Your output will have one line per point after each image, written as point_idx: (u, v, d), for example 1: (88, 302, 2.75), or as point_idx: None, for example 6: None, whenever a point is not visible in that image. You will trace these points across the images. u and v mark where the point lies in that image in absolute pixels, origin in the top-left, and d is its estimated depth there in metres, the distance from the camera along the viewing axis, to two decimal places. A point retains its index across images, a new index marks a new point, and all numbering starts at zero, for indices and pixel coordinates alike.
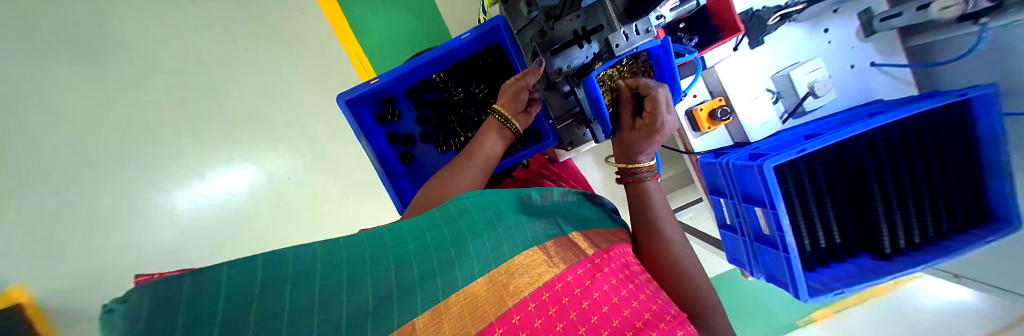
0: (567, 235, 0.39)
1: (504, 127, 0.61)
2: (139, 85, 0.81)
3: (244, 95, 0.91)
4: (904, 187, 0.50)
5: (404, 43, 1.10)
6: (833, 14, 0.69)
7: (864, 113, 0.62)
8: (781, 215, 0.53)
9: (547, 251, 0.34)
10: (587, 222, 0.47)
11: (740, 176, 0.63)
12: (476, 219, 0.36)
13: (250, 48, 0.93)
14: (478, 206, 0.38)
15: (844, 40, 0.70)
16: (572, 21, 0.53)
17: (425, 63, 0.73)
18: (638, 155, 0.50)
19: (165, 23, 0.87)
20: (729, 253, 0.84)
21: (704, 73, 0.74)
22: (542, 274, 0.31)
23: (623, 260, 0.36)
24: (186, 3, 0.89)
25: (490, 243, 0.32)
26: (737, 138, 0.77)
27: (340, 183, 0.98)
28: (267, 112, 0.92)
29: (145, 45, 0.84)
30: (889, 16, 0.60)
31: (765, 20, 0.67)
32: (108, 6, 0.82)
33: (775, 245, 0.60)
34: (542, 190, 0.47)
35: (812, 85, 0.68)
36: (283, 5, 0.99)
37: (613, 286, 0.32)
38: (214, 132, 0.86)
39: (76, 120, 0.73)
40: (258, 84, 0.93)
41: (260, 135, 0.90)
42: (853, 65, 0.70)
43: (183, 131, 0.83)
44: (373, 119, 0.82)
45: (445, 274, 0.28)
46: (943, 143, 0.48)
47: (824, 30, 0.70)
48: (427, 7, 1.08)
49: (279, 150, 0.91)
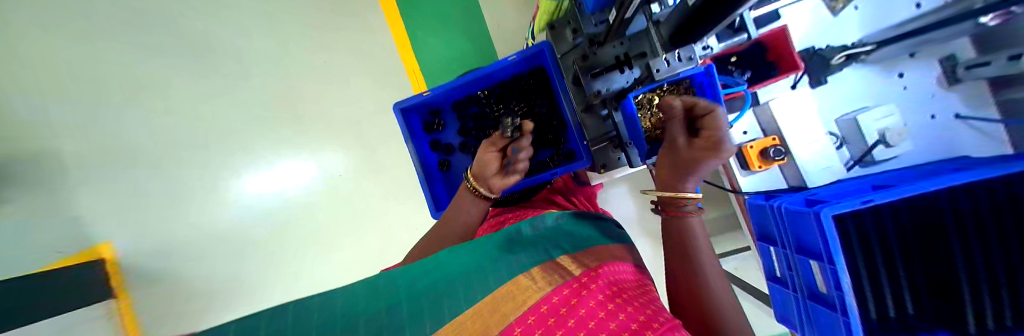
0: (554, 260, 0.38)
1: (475, 195, 0.60)
2: (232, 82, 0.95)
3: (313, 98, 1.03)
4: None
5: (457, 62, 1.17)
6: (909, 57, 0.63)
7: (948, 167, 0.56)
8: (838, 273, 0.50)
9: (532, 276, 0.33)
10: (580, 242, 0.45)
11: (795, 223, 0.59)
12: (464, 264, 0.36)
13: (322, 58, 1.06)
14: (470, 255, 0.39)
15: (924, 87, 0.63)
16: (615, 48, 0.56)
17: (473, 81, 0.78)
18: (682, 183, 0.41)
19: (261, 32, 1.02)
20: (777, 311, 0.75)
21: (755, 109, 0.72)
22: (529, 297, 0.29)
23: (611, 276, 0.35)
24: (279, 17, 1.04)
25: (484, 277, 0.32)
26: (793, 182, 0.72)
27: (384, 185, 1.05)
28: (331, 115, 1.03)
29: (242, 49, 0.99)
30: (976, 64, 0.54)
31: (830, 59, 0.66)
32: (220, 17, 0.98)
33: (832, 306, 0.54)
34: (529, 222, 0.51)
35: (884, 132, 0.64)
36: (356, 22, 1.11)
37: (598, 301, 0.29)
38: (285, 128, 0.98)
39: (188, 111, 0.89)
40: (325, 90, 1.04)
41: (322, 135, 1.01)
42: (932, 115, 0.62)
43: (262, 126, 0.96)
44: (421, 128, 0.88)
45: (465, 295, 0.29)
46: None
47: (898, 74, 0.65)
48: (482, 31, 1.15)
49: (335, 149, 1.01)
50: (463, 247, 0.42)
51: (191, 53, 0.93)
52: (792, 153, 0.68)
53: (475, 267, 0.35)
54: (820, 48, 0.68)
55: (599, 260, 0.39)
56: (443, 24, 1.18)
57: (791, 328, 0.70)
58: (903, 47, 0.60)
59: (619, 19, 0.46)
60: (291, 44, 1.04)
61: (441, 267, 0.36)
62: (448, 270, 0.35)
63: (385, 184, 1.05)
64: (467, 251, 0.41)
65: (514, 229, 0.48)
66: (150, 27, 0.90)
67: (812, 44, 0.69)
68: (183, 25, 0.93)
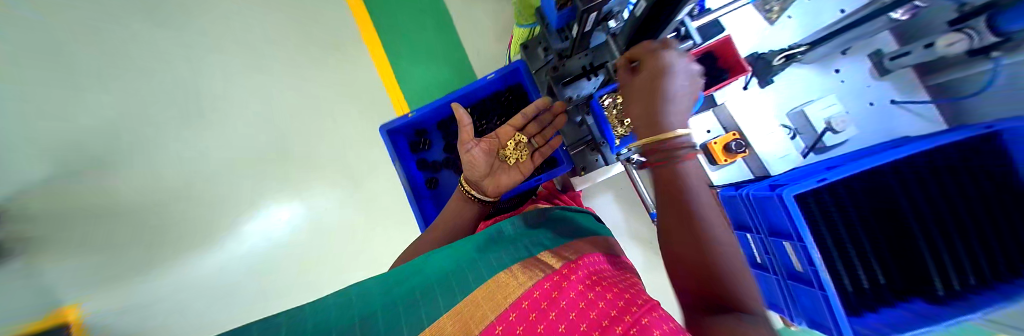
0: (531, 258, 0.37)
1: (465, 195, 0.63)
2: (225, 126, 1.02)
3: (297, 134, 1.05)
4: (944, 215, 0.46)
5: (438, 87, 1.17)
6: (842, 55, 0.72)
7: (877, 147, 0.63)
8: (813, 248, 0.50)
9: (508, 277, 0.32)
10: (557, 239, 0.45)
11: (764, 207, 0.62)
12: (432, 274, 0.35)
13: (305, 95, 1.09)
14: (441, 265, 0.37)
15: (857, 79, 0.71)
16: (581, 59, 0.60)
17: (456, 100, 0.84)
18: (662, 117, 0.36)
19: (248, 76, 1.07)
20: (765, 297, 0.76)
21: (715, 108, 0.78)
22: (511, 294, 0.28)
23: (590, 268, 0.35)
24: (263, 61, 1.09)
25: (453, 285, 0.31)
26: (758, 173, 0.77)
27: (368, 216, 1.01)
28: (315, 148, 1.05)
29: (233, 94, 1.05)
30: (896, 55, 0.61)
31: (770, 61, 0.72)
32: (216, 67, 1.06)
33: (811, 283, 0.56)
34: (510, 221, 0.52)
35: (829, 121, 0.69)
36: (337, 57, 1.13)
37: (579, 292, 0.29)
38: (271, 167, 1.00)
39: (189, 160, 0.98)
40: (307, 125, 1.06)
41: (306, 170, 1.02)
42: (872, 102, 0.70)
43: (249, 166, 0.99)
44: (407, 147, 0.91)
45: (445, 298, 0.29)
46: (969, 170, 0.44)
47: (834, 70, 0.73)
48: (464, 57, 1.17)
49: (318, 183, 1.01)
50: (442, 250, 0.42)
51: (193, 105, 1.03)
52: (751, 146, 0.75)
53: (454, 271, 0.35)
54: (763, 54, 0.74)
55: (577, 252, 0.39)
56: (425, 53, 1.17)
57: (778, 313, 0.70)
58: (833, 46, 0.67)
59: (580, 33, 0.52)
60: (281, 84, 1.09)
61: (417, 274, 0.35)
62: (426, 275, 0.35)
63: (371, 213, 1.02)
64: (446, 254, 0.40)
65: (495, 229, 0.49)
66: (162, 87, 1.03)
67: (756, 50, 0.77)
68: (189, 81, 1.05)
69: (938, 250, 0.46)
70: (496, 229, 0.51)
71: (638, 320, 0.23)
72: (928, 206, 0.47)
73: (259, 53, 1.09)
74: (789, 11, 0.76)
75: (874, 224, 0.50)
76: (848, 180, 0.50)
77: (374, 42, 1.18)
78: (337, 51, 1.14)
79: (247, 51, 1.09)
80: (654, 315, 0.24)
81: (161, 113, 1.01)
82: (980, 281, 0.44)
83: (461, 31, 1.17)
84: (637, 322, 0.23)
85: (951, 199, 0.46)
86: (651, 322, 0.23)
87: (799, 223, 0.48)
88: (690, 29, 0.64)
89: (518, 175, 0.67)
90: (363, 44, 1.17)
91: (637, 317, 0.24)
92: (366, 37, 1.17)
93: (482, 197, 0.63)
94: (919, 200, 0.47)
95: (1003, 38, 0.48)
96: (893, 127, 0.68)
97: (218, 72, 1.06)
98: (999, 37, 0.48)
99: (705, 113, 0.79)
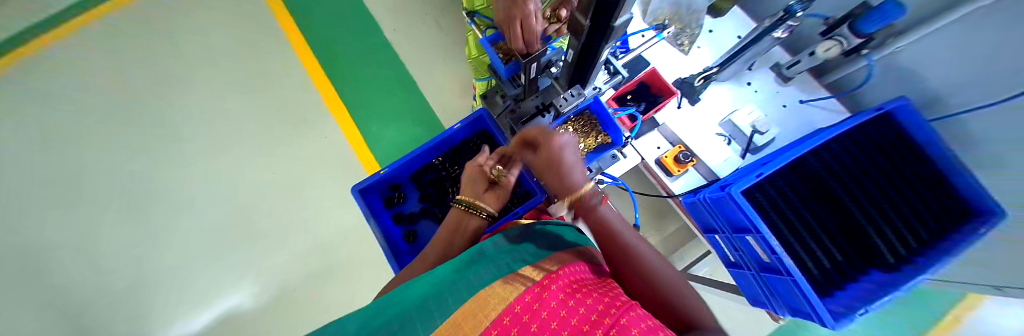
0: (516, 272, 0.33)
1: (469, 213, 0.56)
2: (216, 219, 1.11)
3: (278, 215, 1.13)
4: (869, 190, 0.54)
5: (408, 144, 1.23)
6: (749, 71, 0.79)
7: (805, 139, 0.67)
8: (771, 237, 0.53)
9: (487, 296, 0.27)
10: (542, 252, 0.40)
11: (719, 207, 0.64)
12: (400, 309, 0.29)
13: (281, 174, 1.16)
14: (410, 299, 0.31)
15: (767, 87, 0.78)
16: (533, 101, 0.70)
17: (427, 151, 0.87)
18: (569, 186, 0.43)
19: (230, 166, 1.17)
20: (748, 295, 0.75)
21: (659, 128, 0.84)
22: (489, 312, 0.24)
23: (572, 277, 0.31)
24: (245, 150, 1.19)
25: (421, 316, 0.26)
26: (710, 178, 0.79)
27: (355, 278, 1.07)
28: (296, 226, 1.12)
29: (219, 187, 1.15)
30: (792, 64, 0.70)
31: (693, 83, 0.78)
32: (206, 164, 1.18)
33: (778, 271, 0.55)
34: (493, 240, 0.48)
35: (752, 124, 0.73)
36: (311, 133, 1.22)
37: (559, 300, 0.25)
38: (257, 252, 1.08)
39: (185, 258, 1.08)
40: (287, 203, 1.14)
41: (288, 249, 1.09)
42: (784, 104, 0.76)
43: (237, 255, 1.08)
44: (380, 203, 0.91)
45: (423, 324, 0.24)
46: (890, 150, 0.55)
47: (746, 83, 0.80)
48: (430, 113, 1.26)
49: (298, 262, 1.08)
50: (420, 278, 0.38)
51: (187, 204, 1.14)
52: (697, 154, 0.78)
53: (431, 296, 0.30)
54: (686, 78, 0.81)
55: (559, 263, 0.35)
56: (393, 117, 1.26)
57: (764, 309, 0.68)
58: (740, 62, 0.71)
59: (528, 79, 0.61)
60: (263, 165, 1.17)
61: (390, 306, 0.31)
62: (398, 307, 0.30)
63: (358, 275, 1.07)
64: (425, 280, 0.36)
65: (475, 249, 0.44)
66: (163, 193, 1.16)
67: (680, 77, 0.85)
68: (185, 183, 1.16)
69: (876, 221, 0.53)
70: (479, 249, 0.46)
71: (616, 320, 0.20)
72: (853, 183, 0.55)
73: (239, 142, 1.20)
74: (698, 43, 0.86)
75: (817, 207, 0.56)
76: (785, 172, 0.59)
77: (342, 111, 1.26)
78: (311, 126, 1.23)
79: (229, 143, 1.20)
80: (634, 314, 0.22)
81: (160, 215, 1.13)
82: (919, 244, 0.49)
83: (425, 91, 1.29)
84: (615, 322, 0.20)
85: (868, 174, 0.55)
86: (630, 320, 0.20)
87: (752, 216, 0.52)
88: (617, 66, 0.76)
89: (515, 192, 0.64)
90: (332, 115, 1.25)
91: (615, 318, 0.21)
92: (335, 111, 1.26)
93: (487, 211, 0.57)
94: (844, 180, 0.56)
95: (864, 38, 0.55)
96: (814, 121, 0.74)
97: (206, 168, 1.17)
98: (863, 39, 0.55)
99: (652, 133, 0.83)
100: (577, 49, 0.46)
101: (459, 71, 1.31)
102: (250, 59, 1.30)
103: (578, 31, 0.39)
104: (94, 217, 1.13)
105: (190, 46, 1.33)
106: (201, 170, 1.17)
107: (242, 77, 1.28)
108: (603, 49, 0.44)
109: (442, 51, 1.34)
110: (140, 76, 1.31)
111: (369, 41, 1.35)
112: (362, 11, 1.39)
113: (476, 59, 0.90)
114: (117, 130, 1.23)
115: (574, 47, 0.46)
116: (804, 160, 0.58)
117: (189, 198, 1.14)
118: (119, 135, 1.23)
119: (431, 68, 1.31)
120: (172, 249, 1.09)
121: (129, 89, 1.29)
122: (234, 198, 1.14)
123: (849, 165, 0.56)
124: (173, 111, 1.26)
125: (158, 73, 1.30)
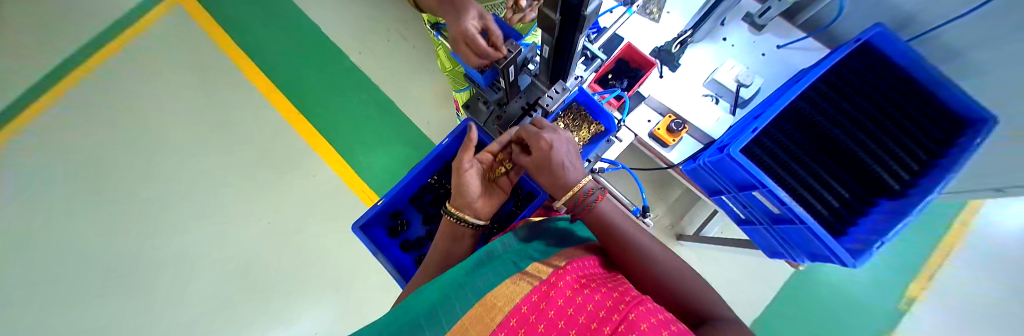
0: (524, 271, 0.32)
1: (460, 225, 0.58)
2: (217, 281, 1.09)
3: (282, 263, 1.11)
4: (862, 121, 0.54)
5: (399, 166, 1.22)
6: (723, 26, 0.79)
7: (792, 84, 0.66)
8: (778, 188, 0.51)
9: (495, 297, 0.26)
10: (552, 249, 0.39)
11: (721, 169, 0.62)
12: (410, 317, 0.28)
13: (278, 222, 1.14)
14: (419, 307, 0.30)
15: (742, 39, 0.77)
16: (518, 102, 0.67)
17: (421, 172, 0.85)
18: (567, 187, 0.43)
19: (221, 224, 1.14)
20: (765, 248, 0.75)
21: (644, 101, 0.82)
22: (496, 314, 0.23)
23: (581, 272, 0.30)
24: (233, 203, 1.16)
25: (431, 323, 0.25)
26: (704, 140, 0.78)
27: (371, 309, 1.06)
28: (302, 270, 1.10)
29: (214, 247, 1.12)
30: (763, 11, 0.69)
31: (670, 49, 0.76)
32: (196, 228, 1.14)
33: (792, 221, 0.54)
34: (501, 239, 0.46)
35: (737, 79, 0.71)
36: (299, 175, 1.20)
37: (566, 297, 0.24)
38: (267, 304, 1.06)
39: (191, 326, 1.05)
40: (291, 249, 1.12)
41: (298, 294, 1.08)
42: (764, 53, 0.76)
43: (245, 311, 1.05)
44: (385, 234, 0.88)
45: (432, 331, 0.24)
46: (870, 81, 0.55)
47: (723, 39, 0.79)
48: (414, 131, 1.24)
49: (312, 305, 1.07)
50: (433, 281, 0.37)
51: (183, 272, 1.10)
52: (689, 121, 0.76)
53: (440, 302, 0.29)
54: (662, 46, 0.79)
55: (567, 258, 0.34)
56: (379, 141, 1.24)
57: (782, 259, 0.68)
58: (713, 19, 0.69)
59: (508, 83, 0.60)
60: (259, 216, 1.14)
61: (402, 316, 0.30)
62: (407, 316, 0.29)
63: (375, 305, 1.07)
64: (436, 284, 0.36)
65: (484, 250, 0.43)
66: (153, 265, 1.11)
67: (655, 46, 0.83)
68: (174, 251, 1.12)
69: (872, 150, 0.52)
70: (487, 250, 0.44)
71: (625, 316, 0.19)
72: (845, 118, 0.55)
73: (225, 198, 1.17)
74: (667, 8, 0.84)
75: (811, 149, 0.55)
76: (776, 121, 0.58)
77: (326, 146, 1.23)
78: (297, 168, 1.20)
79: (214, 202, 1.17)
80: (644, 308, 0.21)
81: (154, 289, 1.08)
82: (919, 167, 0.49)
83: (405, 109, 1.27)
84: (625, 318, 0.19)
85: (858, 104, 0.55)
86: (639, 316, 0.19)
87: (754, 172, 0.51)
88: (593, 50, 0.75)
89: (504, 193, 0.67)
90: (317, 152, 1.22)
91: (625, 314, 0.20)
92: (318, 147, 1.23)
93: (477, 221, 0.59)
94: (835, 117, 0.55)
95: None
96: (792, 64, 0.74)
97: (196, 232, 1.14)
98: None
99: (640, 107, 0.82)
100: (551, 44, 0.44)
101: (436, 82, 1.29)
102: (221, 112, 1.27)
103: (551, 26, 0.37)
104: (74, 306, 1.05)
105: (160, 111, 1.29)
106: (191, 234, 1.14)
107: (217, 132, 1.24)
108: (577, 39, 0.43)
109: (413, 65, 1.31)
110: (109, 150, 1.24)
111: (337, 69, 1.32)
112: (326, 41, 1.35)
113: (451, 70, 0.89)
114: (87, 212, 1.16)
115: (547, 43, 0.45)
116: (794, 107, 0.57)
117: (185, 265, 1.11)
118: (94, 215, 1.15)
119: (407, 84, 1.29)
120: (175, 320, 1.05)
121: (93, 167, 1.22)
122: (234, 254, 1.11)
123: (839, 102, 0.55)
124: (148, 179, 1.21)
125: (130, 145, 1.25)
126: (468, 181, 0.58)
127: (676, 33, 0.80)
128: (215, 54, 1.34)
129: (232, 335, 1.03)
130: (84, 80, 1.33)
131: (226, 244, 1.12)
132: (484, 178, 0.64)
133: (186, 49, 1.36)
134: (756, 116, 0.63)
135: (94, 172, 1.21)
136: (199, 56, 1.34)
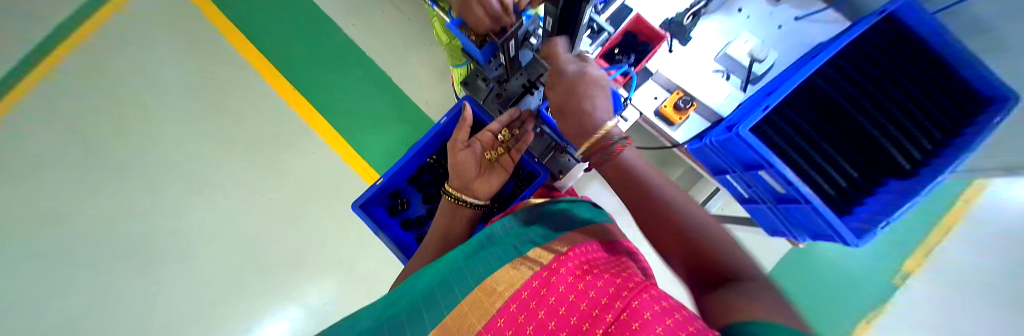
0: (524, 255, 0.32)
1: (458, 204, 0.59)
2: (223, 259, 1.11)
3: (286, 242, 1.12)
4: (880, 99, 0.51)
5: (398, 146, 1.19)
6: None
7: (809, 59, 0.62)
8: (786, 169, 0.50)
9: (494, 281, 0.26)
10: (553, 233, 0.38)
11: (728, 148, 0.60)
12: (410, 300, 0.28)
13: (280, 202, 1.15)
14: (419, 289, 0.30)
15: (758, 11, 0.72)
16: (519, 78, 0.64)
17: (419, 152, 0.83)
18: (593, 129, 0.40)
19: (223, 203, 1.15)
20: (765, 227, 0.75)
21: (651, 77, 0.78)
22: (495, 300, 0.23)
23: (583, 257, 0.29)
24: (231, 183, 1.15)
25: (430, 306, 0.25)
26: (712, 119, 0.75)
27: (375, 284, 1.10)
28: (306, 248, 1.12)
29: (218, 226, 1.13)
30: None
31: (682, 21, 0.71)
32: (197, 208, 1.15)
33: (796, 201, 0.54)
34: (503, 222, 0.46)
35: (750, 53, 0.67)
36: (297, 155, 1.18)
37: (568, 282, 0.23)
38: (273, 281, 1.09)
39: (202, 301, 1.09)
40: (294, 228, 1.14)
41: (304, 271, 1.11)
42: (780, 25, 0.71)
43: (254, 287, 1.09)
44: (385, 213, 0.88)
45: (431, 315, 0.23)
46: (893, 56, 0.52)
47: (738, 10, 0.74)
48: (412, 109, 1.21)
49: (318, 281, 1.10)
50: (433, 264, 0.37)
51: (189, 251, 1.12)
52: (696, 97, 0.73)
53: (440, 284, 0.29)
54: (672, 18, 0.74)
55: (569, 243, 0.33)
56: (376, 120, 1.21)
57: (783, 238, 0.69)
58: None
59: (508, 59, 0.56)
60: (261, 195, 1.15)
61: (401, 298, 0.30)
62: (406, 299, 0.29)
63: (379, 281, 1.10)
64: (437, 266, 0.35)
65: (484, 233, 0.42)
66: (160, 244, 1.12)
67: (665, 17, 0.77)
68: (178, 230, 1.13)
69: (886, 128, 0.50)
70: (488, 233, 0.44)
71: (628, 304, 0.18)
72: (862, 96, 0.52)
73: (223, 179, 1.16)
74: None
75: (823, 128, 0.53)
76: (790, 98, 0.55)
77: (322, 124, 1.20)
78: (295, 147, 1.19)
79: (213, 182, 1.16)
80: (646, 296, 0.20)
81: (162, 267, 1.11)
82: (934, 146, 0.47)
83: (401, 87, 1.22)
84: (627, 306, 0.18)
85: (876, 82, 0.52)
86: (642, 304, 0.18)
87: (763, 152, 0.49)
88: (600, 22, 0.71)
89: (505, 172, 0.66)
90: (314, 131, 1.20)
91: (628, 301, 0.19)
92: (314, 126, 1.20)
93: (473, 201, 0.59)
94: (853, 94, 0.52)
95: None
96: (809, 37, 0.70)
97: (198, 212, 1.14)
98: None
99: (647, 84, 0.79)
100: (556, 15, 0.40)
101: (433, 57, 1.23)
102: (212, 89, 1.23)
103: None
104: (84, 285, 1.08)
105: (150, 86, 1.25)
106: (193, 214, 1.14)
107: (209, 111, 1.21)
108: (584, 10, 0.39)
109: (409, 38, 1.24)
110: (104, 127, 1.21)
111: (329, 43, 1.25)
112: (315, 12, 1.27)
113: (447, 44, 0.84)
114: (84, 194, 1.15)
115: (552, 12, 0.41)
116: (809, 83, 0.54)
117: (190, 245, 1.12)
118: (94, 196, 1.15)
119: (404, 60, 1.23)
120: (186, 296, 1.09)
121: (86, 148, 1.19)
122: (238, 233, 1.13)
123: (857, 80, 0.52)
124: (145, 160, 1.19)
125: (123, 121, 1.22)
126: (463, 162, 0.59)
127: (688, 4, 0.75)
128: (200, 29, 1.27)
129: (242, 310, 1.07)
130: (67, 55, 1.27)
131: (229, 224, 1.13)
132: (485, 157, 0.64)
133: (168, 22, 1.28)
134: (770, 93, 0.60)
135: (86, 153, 1.19)
136: (184, 31, 1.28)
